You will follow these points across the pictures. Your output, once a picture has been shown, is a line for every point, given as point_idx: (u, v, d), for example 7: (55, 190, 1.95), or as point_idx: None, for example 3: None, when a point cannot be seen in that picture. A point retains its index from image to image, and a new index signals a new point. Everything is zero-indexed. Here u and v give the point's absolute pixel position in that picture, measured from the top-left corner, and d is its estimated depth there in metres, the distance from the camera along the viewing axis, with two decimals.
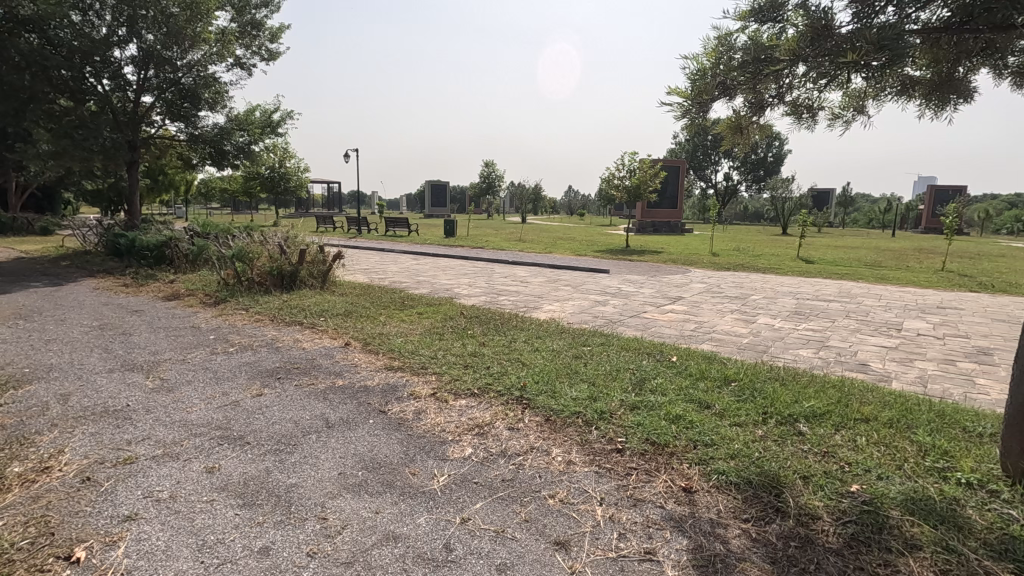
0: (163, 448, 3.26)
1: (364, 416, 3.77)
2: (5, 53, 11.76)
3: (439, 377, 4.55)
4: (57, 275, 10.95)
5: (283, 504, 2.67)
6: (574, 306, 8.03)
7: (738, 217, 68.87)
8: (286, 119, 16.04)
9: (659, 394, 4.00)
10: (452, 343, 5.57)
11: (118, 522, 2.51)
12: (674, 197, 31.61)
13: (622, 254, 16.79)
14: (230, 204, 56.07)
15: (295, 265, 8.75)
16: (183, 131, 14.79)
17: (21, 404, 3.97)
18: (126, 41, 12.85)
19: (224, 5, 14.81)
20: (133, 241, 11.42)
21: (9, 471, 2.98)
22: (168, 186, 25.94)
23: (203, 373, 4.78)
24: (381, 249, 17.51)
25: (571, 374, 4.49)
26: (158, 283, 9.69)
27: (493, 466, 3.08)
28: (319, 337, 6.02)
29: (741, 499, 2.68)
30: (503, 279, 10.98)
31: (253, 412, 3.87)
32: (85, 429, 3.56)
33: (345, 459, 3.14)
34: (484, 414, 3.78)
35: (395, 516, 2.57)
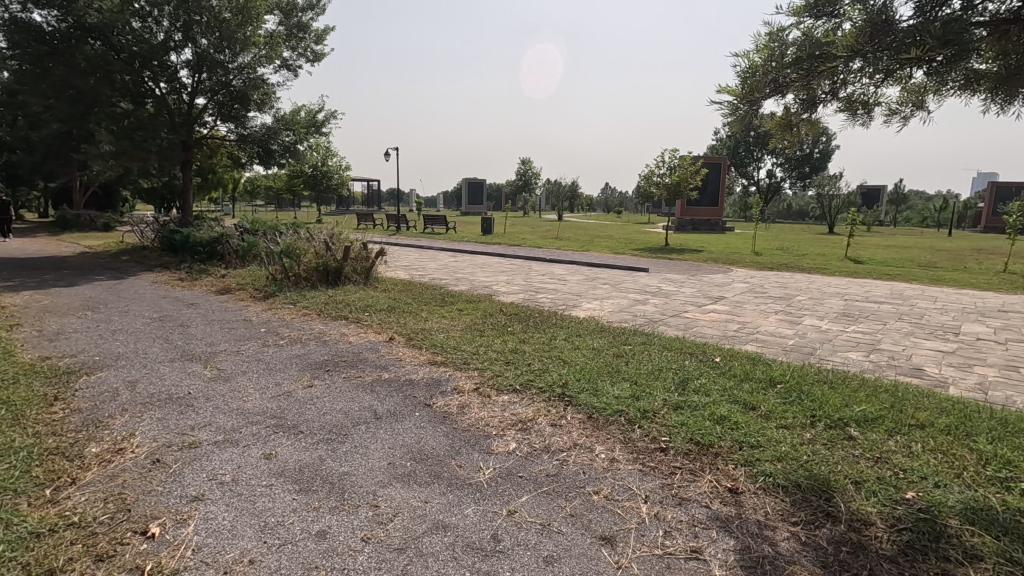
0: (224, 435, 3.45)
1: (410, 409, 3.88)
2: (73, 58, 12.50)
3: (481, 372, 4.63)
4: (118, 269, 11.57)
5: (337, 491, 2.78)
6: (613, 305, 8.00)
7: (782, 215, 66.83)
8: (330, 118, 16.49)
9: (703, 394, 3.98)
10: (494, 340, 5.65)
11: (187, 501, 2.68)
12: (715, 194, 30.90)
13: (661, 253, 16.58)
14: (275, 202, 57.99)
15: (340, 262, 9.02)
16: (233, 131, 15.45)
17: (94, 389, 4.25)
18: (182, 45, 13.44)
19: (273, 9, 15.30)
20: (187, 237, 11.97)
21: (87, 450, 3.20)
22: (218, 184, 27.04)
23: (257, 364, 5.00)
24: (420, 246, 17.82)
25: (613, 373, 4.48)
26: (210, 277, 10.15)
27: (537, 461, 3.12)
28: (364, 331, 6.19)
29: (789, 503, 2.65)
30: (541, 277, 11.02)
31: (305, 402, 4.03)
32: (152, 414, 3.79)
33: (393, 450, 3.25)
34: (526, 410, 3.83)
35: (444, 506, 2.65)
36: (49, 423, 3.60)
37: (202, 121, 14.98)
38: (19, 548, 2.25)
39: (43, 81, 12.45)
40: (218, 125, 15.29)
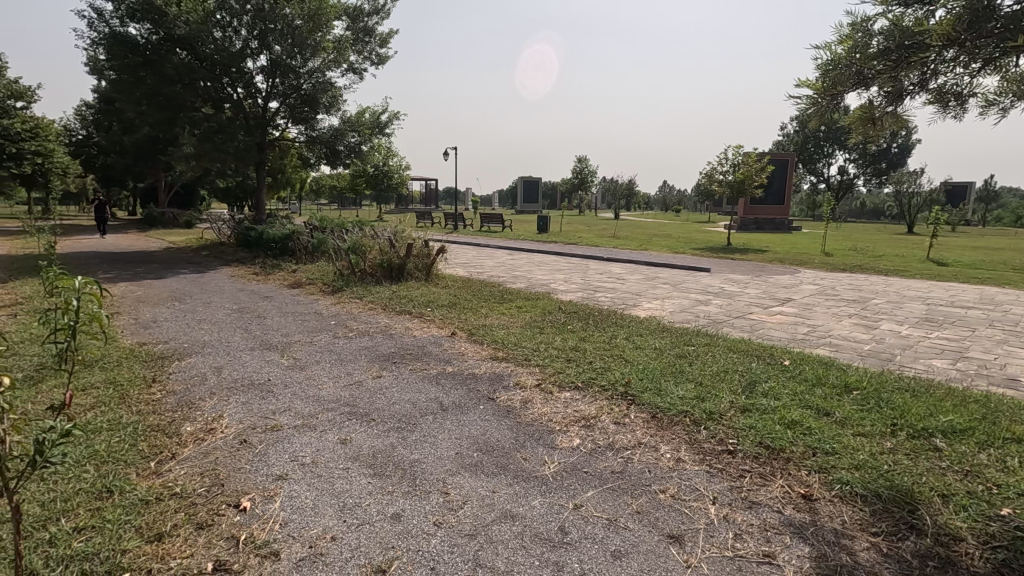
0: (303, 420, 3.66)
1: (475, 402, 3.99)
2: (162, 68, 13.49)
3: (543, 369, 4.68)
4: (200, 264, 12.38)
5: (409, 476, 2.91)
6: (674, 305, 7.86)
7: (854, 214, 63.10)
8: (393, 119, 17.00)
9: (772, 398, 3.86)
10: (554, 337, 5.69)
11: (272, 479, 2.88)
12: (781, 192, 29.62)
13: (724, 252, 16.05)
14: (338, 201, 60.23)
15: (403, 258, 9.31)
16: (303, 133, 16.12)
17: (186, 373, 4.61)
18: (258, 52, 14.20)
19: (342, 15, 15.93)
20: (262, 234, 12.67)
21: (183, 429, 3.49)
22: (287, 184, 28.36)
23: (329, 354, 5.26)
24: (477, 244, 18.08)
25: (676, 373, 4.43)
26: (282, 272, 10.69)
27: (601, 458, 3.14)
28: (427, 326, 6.38)
29: (868, 512, 2.54)
30: (600, 276, 10.94)
31: (375, 392, 4.21)
32: (236, 398, 4.06)
33: (460, 441, 3.35)
34: (589, 407, 3.85)
35: (511, 497, 2.72)
36: (149, 402, 3.94)
37: (274, 124, 15.73)
38: (132, 513, 2.49)
39: (136, 89, 13.55)
40: (290, 128, 16.01)
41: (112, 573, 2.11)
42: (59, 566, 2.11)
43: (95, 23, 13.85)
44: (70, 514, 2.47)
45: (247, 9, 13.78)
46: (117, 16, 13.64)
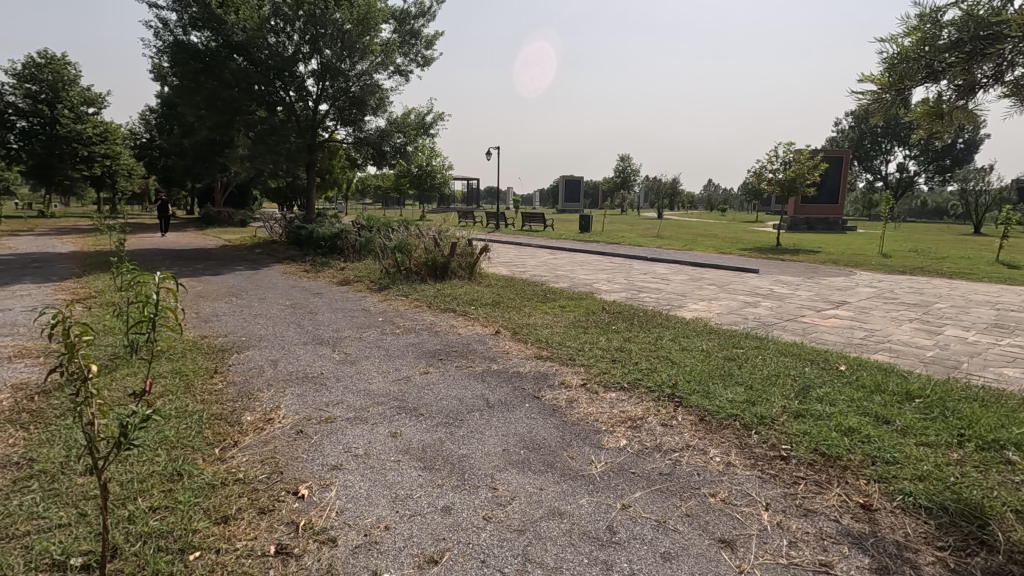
0: (355, 412, 3.78)
1: (520, 400, 4.02)
2: (221, 73, 14.12)
3: (588, 368, 4.67)
4: (254, 261, 12.90)
5: (458, 471, 2.97)
6: (722, 306, 7.69)
7: (915, 214, 59.86)
8: (438, 120, 17.25)
9: (828, 404, 3.73)
10: (598, 337, 5.66)
11: (328, 469, 2.99)
12: (834, 191, 28.47)
13: (773, 253, 15.54)
14: (382, 200, 61.59)
15: (447, 257, 9.45)
16: (351, 135, 16.53)
17: (245, 365, 4.85)
18: (309, 56, 14.69)
19: (389, 18, 16.26)
20: (312, 232, 13.11)
21: (244, 418, 3.67)
22: (334, 184, 29.17)
23: (378, 350, 5.41)
24: (519, 244, 18.15)
25: (725, 376, 4.34)
26: (331, 270, 11.04)
27: (649, 459, 3.12)
28: (472, 324, 6.46)
29: (933, 525, 2.44)
30: (644, 276, 10.81)
31: (423, 387, 4.31)
32: (292, 390, 4.23)
33: (507, 438, 3.38)
34: (635, 408, 3.83)
35: (559, 494, 2.74)
36: (212, 392, 4.16)
37: (324, 126, 16.20)
38: (201, 496, 2.64)
39: (197, 94, 14.24)
40: (338, 129, 16.45)
41: (186, 551, 2.25)
42: (139, 542, 2.27)
43: (161, 32, 14.63)
44: (146, 494, 2.64)
45: (300, 15, 14.29)
46: (181, 25, 14.37)
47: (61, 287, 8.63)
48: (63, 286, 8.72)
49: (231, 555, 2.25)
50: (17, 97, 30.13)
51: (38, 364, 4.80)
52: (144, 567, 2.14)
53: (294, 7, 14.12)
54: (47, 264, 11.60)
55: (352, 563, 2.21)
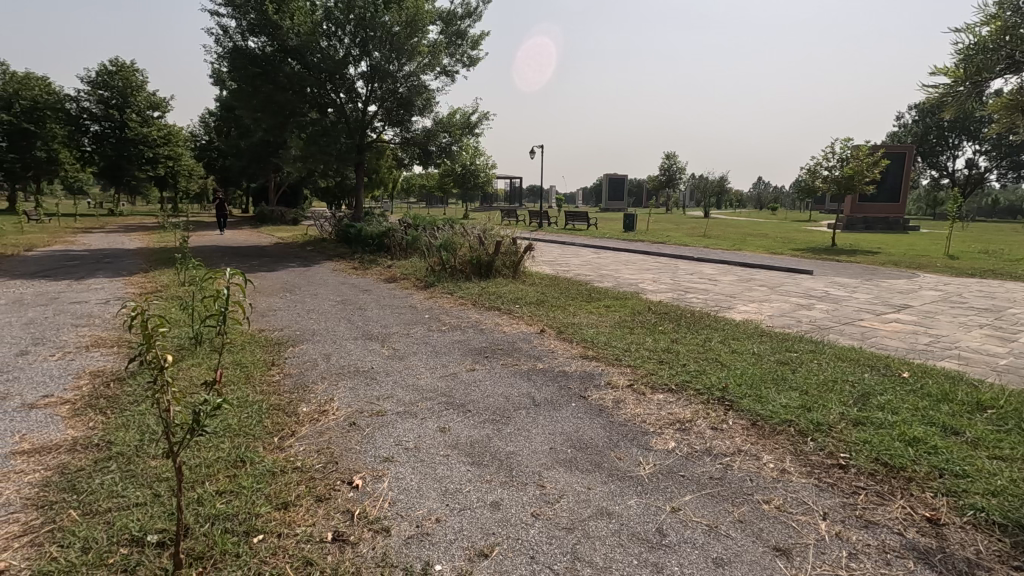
0: (405, 407, 3.88)
1: (567, 399, 4.02)
2: (276, 77, 14.67)
3: (635, 369, 4.62)
4: (306, 258, 13.36)
5: (506, 467, 3.00)
6: (773, 308, 7.46)
7: (985, 213, 56.18)
8: (483, 120, 17.38)
9: (890, 413, 3.57)
10: (644, 338, 5.60)
11: (380, 461, 3.08)
12: (895, 188, 27.07)
13: (829, 254, 14.92)
14: (426, 199, 62.58)
15: (491, 255, 9.52)
16: (398, 135, 16.86)
17: (300, 358, 5.04)
18: (359, 59, 15.08)
19: (436, 19, 16.47)
20: (360, 231, 13.47)
21: (301, 409, 3.82)
22: (381, 184, 29.85)
23: (425, 346, 5.52)
24: (562, 242, 18.10)
25: (779, 381, 4.21)
26: (379, 267, 11.32)
27: (699, 462, 3.07)
28: (517, 322, 6.49)
29: (1008, 544, 2.30)
30: (690, 277, 10.62)
31: (470, 384, 4.38)
32: (344, 383, 4.38)
33: (554, 437, 3.39)
34: (684, 410, 3.77)
35: (607, 494, 2.73)
36: (269, 383, 4.35)
37: (372, 127, 16.61)
38: (263, 482, 2.78)
39: (254, 98, 14.84)
40: (386, 130, 16.82)
41: (250, 533, 2.37)
42: (207, 523, 2.41)
43: (221, 39, 15.32)
44: (212, 478, 2.79)
45: (350, 19, 14.69)
46: (240, 32, 15.00)
47: (130, 281, 9.19)
48: (133, 280, 9.29)
49: (291, 540, 2.35)
50: (90, 103, 32.22)
51: (114, 352, 5.15)
52: (213, 546, 2.27)
53: (345, 11, 14.53)
54: (117, 260, 12.38)
55: (405, 553, 2.27)
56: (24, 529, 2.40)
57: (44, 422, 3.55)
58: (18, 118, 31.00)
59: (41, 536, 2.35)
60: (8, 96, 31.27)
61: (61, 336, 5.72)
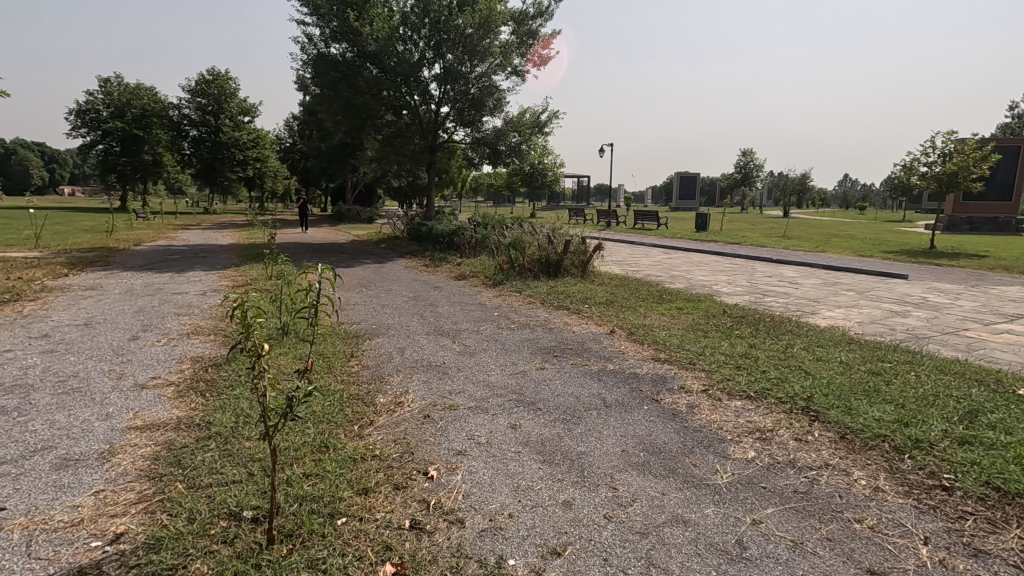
0: (476, 402, 3.94)
1: (639, 402, 3.94)
2: (356, 82, 15.33)
3: (710, 374, 4.46)
4: (380, 255, 13.89)
5: (577, 467, 2.99)
6: (862, 315, 6.97)
7: None
8: (553, 118, 17.35)
9: (1003, 432, 3.24)
10: (720, 341, 5.39)
11: (453, 454, 3.15)
12: (1007, 185, 24.51)
13: (926, 257, 13.74)
14: (494, 198, 63.38)
15: (560, 254, 9.49)
16: (469, 135, 17.10)
17: (377, 351, 5.25)
18: (433, 61, 15.50)
19: (508, 20, 16.57)
20: (431, 229, 13.85)
21: (378, 400, 3.98)
22: (451, 183, 30.51)
23: (495, 343, 5.58)
24: (632, 242, 17.76)
25: (871, 393, 3.92)
26: (450, 265, 11.60)
27: (782, 474, 2.92)
28: (586, 322, 6.45)
29: None
30: (769, 279, 10.12)
31: (540, 382, 4.39)
32: (418, 376, 4.53)
33: (626, 439, 3.34)
34: (764, 419, 3.60)
35: (682, 501, 2.66)
36: (349, 373, 4.56)
37: (444, 128, 16.95)
38: (345, 467, 2.92)
39: (335, 102, 15.56)
40: (457, 130, 17.09)
41: (334, 515, 2.50)
42: (296, 503, 2.56)
43: (306, 47, 16.19)
44: (300, 461, 2.97)
45: (426, 23, 15.11)
46: (323, 40, 15.76)
47: (224, 274, 9.89)
48: (226, 273, 10.00)
49: (372, 525, 2.45)
50: (190, 110, 34.98)
51: (211, 340, 5.58)
52: (301, 525, 2.41)
53: (421, 15, 14.95)
54: (212, 255, 13.36)
55: (480, 545, 2.31)
56: (140, 496, 2.66)
57: (154, 400, 3.91)
58: (130, 125, 34.27)
59: (153, 505, 2.58)
60: (122, 106, 34.52)
61: (166, 324, 6.25)
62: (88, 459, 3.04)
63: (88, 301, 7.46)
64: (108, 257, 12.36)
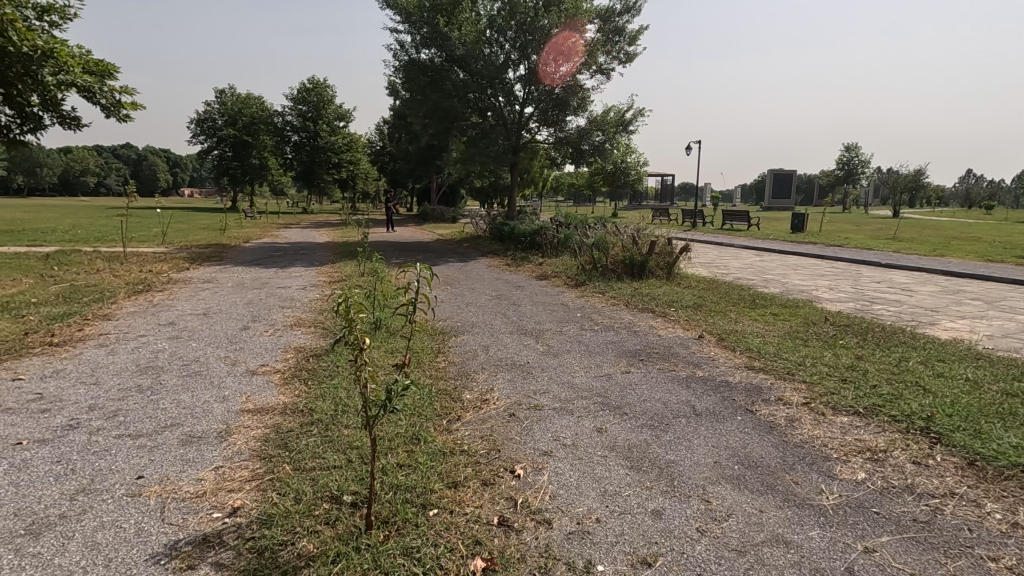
0: (561, 403, 3.93)
1: (732, 412, 3.76)
2: (443, 86, 15.80)
3: (811, 386, 4.15)
4: (464, 254, 14.21)
5: (667, 476, 2.89)
6: (992, 327, 6.23)
7: None
8: (638, 116, 16.95)
9: None
10: (822, 352, 5.01)
11: (539, 454, 3.16)
12: None
13: None
14: (575, 198, 63.04)
15: (645, 255, 9.26)
16: (552, 135, 17.04)
17: (463, 348, 5.38)
18: (518, 62, 15.67)
19: (594, 18, 16.41)
20: (513, 229, 13.98)
21: (464, 396, 4.07)
22: (533, 183, 30.67)
23: (579, 345, 5.54)
24: (721, 244, 16.97)
25: (1006, 416, 3.48)
26: (532, 264, 11.67)
27: (899, 500, 2.67)
28: (673, 326, 6.25)
29: None
30: (877, 285, 9.30)
31: (625, 386, 4.30)
32: (503, 375, 4.59)
33: (719, 450, 3.20)
34: (875, 438, 3.30)
35: (783, 521, 2.50)
36: (437, 369, 4.71)
37: (528, 128, 17.01)
38: (436, 460, 3.02)
39: (423, 105, 16.12)
40: (541, 130, 17.06)
41: (426, 507, 2.59)
42: (391, 491, 2.68)
43: (398, 53, 16.92)
44: (394, 451, 3.10)
45: (512, 25, 15.27)
46: (414, 46, 16.40)
47: (321, 271, 10.55)
48: (323, 269, 10.64)
49: (462, 518, 2.51)
50: (293, 117, 37.73)
51: (311, 332, 5.96)
52: (396, 513, 2.51)
53: (507, 17, 15.12)
54: (310, 252, 14.25)
55: (567, 548, 2.30)
56: (252, 475, 2.89)
57: (263, 386, 4.24)
58: (240, 131, 37.46)
59: (264, 483, 2.80)
60: (235, 114, 37.58)
61: (273, 316, 6.77)
62: (210, 437, 3.36)
63: (206, 293, 8.22)
64: (222, 253, 13.54)
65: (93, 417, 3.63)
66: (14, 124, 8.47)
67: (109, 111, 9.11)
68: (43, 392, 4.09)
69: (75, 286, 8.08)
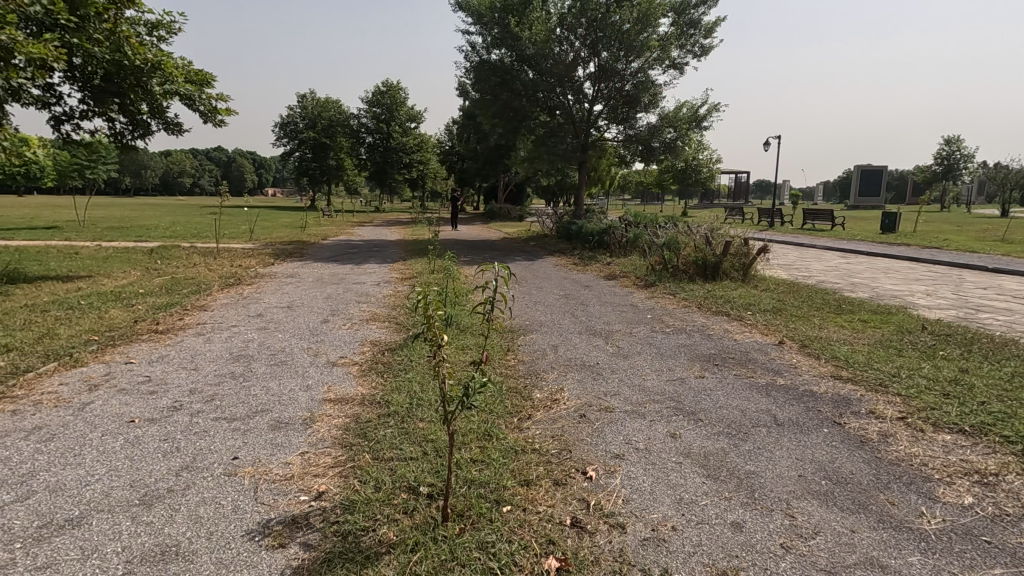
0: (633, 406, 3.87)
1: (817, 424, 3.55)
2: (513, 85, 15.92)
3: (907, 400, 3.85)
4: (530, 252, 14.24)
5: (747, 487, 2.78)
6: None
7: None
8: (713, 111, 16.36)
9: None
10: (920, 363, 4.63)
11: (611, 456, 3.12)
12: None
13: None
14: (643, 197, 61.60)
15: (718, 256, 8.90)
16: (622, 133, 16.77)
17: (532, 346, 5.40)
18: (588, 60, 15.53)
19: (668, 11, 15.97)
20: (581, 228, 13.86)
21: (534, 395, 4.09)
22: (601, 182, 30.24)
23: (650, 347, 5.42)
24: (801, 245, 16.08)
25: None
26: (599, 264, 11.53)
27: (1013, 529, 2.43)
28: (750, 330, 5.99)
29: None
30: (983, 291, 8.49)
31: (699, 391, 4.17)
32: (573, 375, 4.57)
33: (803, 463, 3.03)
34: (985, 460, 3.02)
35: (878, 543, 2.33)
36: (506, 366, 4.76)
37: (597, 126, 16.77)
38: (509, 457, 3.05)
39: (493, 105, 16.35)
40: (610, 128, 16.79)
41: (500, 503, 2.62)
42: (465, 485, 2.74)
43: (469, 55, 17.19)
44: (468, 446, 3.17)
45: (582, 22, 15.04)
46: (485, 47, 16.59)
47: (393, 268, 10.92)
48: (396, 266, 10.99)
49: (535, 517, 2.53)
50: (367, 119, 39.29)
51: (386, 327, 6.19)
52: (470, 507, 2.56)
53: (578, 15, 14.89)
54: (383, 250, 14.77)
55: (643, 554, 2.26)
56: (335, 462, 3.04)
57: (343, 377, 4.46)
58: (319, 134, 39.36)
59: (346, 470, 2.94)
60: (314, 118, 39.47)
61: (350, 310, 7.08)
62: (296, 424, 3.56)
63: (289, 287, 8.71)
64: (303, 250, 14.27)
65: (193, 400, 3.95)
66: (127, 131, 9.28)
67: (206, 116, 9.83)
68: (151, 375, 4.48)
69: (175, 279, 8.80)
